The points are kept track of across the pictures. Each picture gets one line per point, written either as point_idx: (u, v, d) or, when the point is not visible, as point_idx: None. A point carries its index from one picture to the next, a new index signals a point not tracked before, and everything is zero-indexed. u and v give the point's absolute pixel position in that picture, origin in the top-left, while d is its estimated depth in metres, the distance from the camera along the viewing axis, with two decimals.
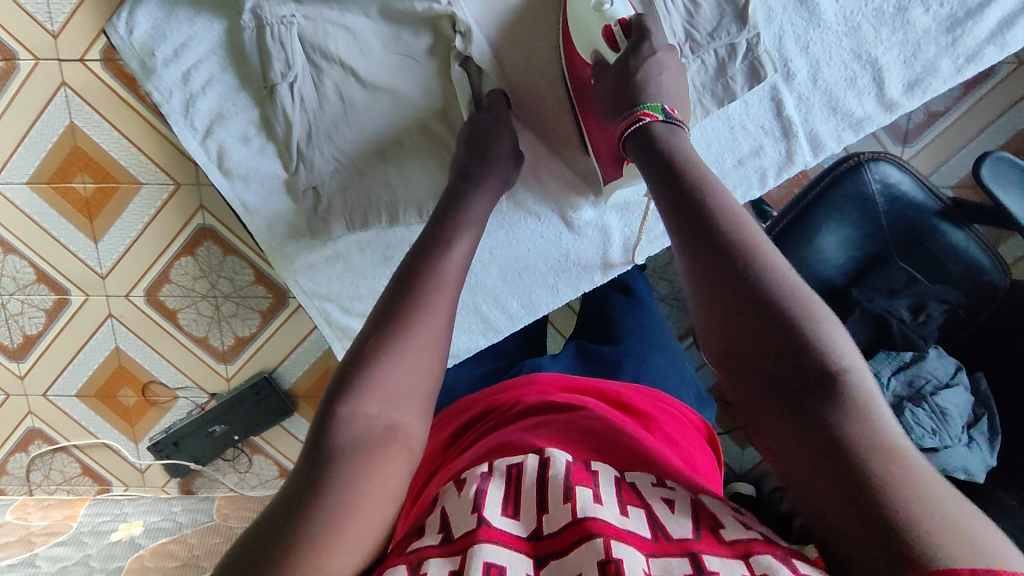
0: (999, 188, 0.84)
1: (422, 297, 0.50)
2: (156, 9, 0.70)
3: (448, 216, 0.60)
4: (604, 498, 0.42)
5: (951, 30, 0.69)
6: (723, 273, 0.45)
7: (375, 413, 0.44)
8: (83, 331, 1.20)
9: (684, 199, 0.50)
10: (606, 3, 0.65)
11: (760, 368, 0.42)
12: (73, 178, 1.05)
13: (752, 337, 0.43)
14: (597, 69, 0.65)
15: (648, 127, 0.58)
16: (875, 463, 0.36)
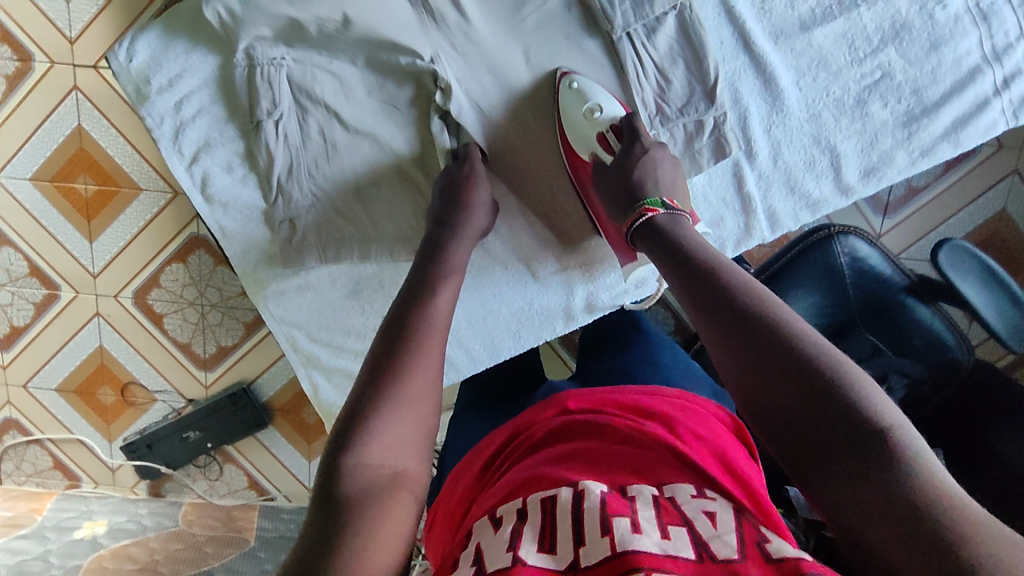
0: (955, 273, 0.88)
1: (412, 343, 0.51)
2: (155, 40, 0.73)
3: (430, 266, 0.61)
4: (643, 526, 0.38)
5: (906, 125, 0.73)
6: (751, 345, 0.46)
7: (377, 461, 0.44)
8: (71, 325, 1.23)
9: (703, 276, 0.52)
10: (596, 109, 0.71)
11: (801, 435, 0.42)
12: (76, 178, 1.12)
13: (788, 403, 0.43)
14: (595, 170, 0.71)
15: (653, 219, 0.61)
16: (945, 514, 0.35)
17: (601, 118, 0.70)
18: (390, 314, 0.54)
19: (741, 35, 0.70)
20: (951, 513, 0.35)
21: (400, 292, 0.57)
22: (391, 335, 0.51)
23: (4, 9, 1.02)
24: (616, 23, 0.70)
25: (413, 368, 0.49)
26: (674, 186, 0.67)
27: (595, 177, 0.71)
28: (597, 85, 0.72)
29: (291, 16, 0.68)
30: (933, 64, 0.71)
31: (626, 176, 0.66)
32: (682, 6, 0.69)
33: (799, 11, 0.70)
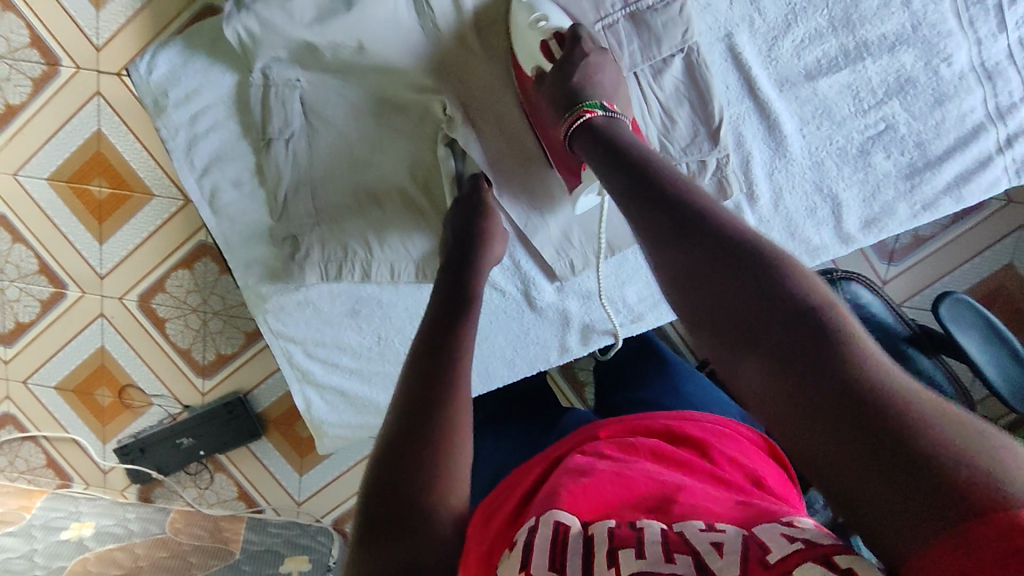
0: (957, 326, 0.88)
1: (438, 365, 0.52)
2: (176, 55, 0.75)
3: (458, 289, 0.62)
4: (647, 553, 0.36)
5: (909, 177, 0.73)
6: (689, 239, 0.44)
7: (419, 484, 0.44)
8: (76, 324, 1.24)
9: (642, 175, 0.50)
10: (543, 20, 0.67)
11: (736, 328, 0.40)
12: (91, 181, 1.13)
13: (727, 297, 0.41)
14: (539, 80, 0.67)
15: (591, 121, 0.59)
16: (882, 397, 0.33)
17: (546, 28, 0.66)
18: (419, 340, 0.56)
19: (747, 80, 0.71)
20: (888, 395, 0.33)
21: (427, 317, 0.58)
22: (421, 358, 0.53)
23: (26, 4, 1.02)
24: (624, 63, 0.69)
25: (443, 388, 0.50)
26: (617, 97, 0.64)
27: (538, 88, 0.67)
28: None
29: (308, 39, 0.69)
30: (937, 120, 0.71)
31: (569, 80, 0.62)
32: (690, 50, 0.70)
33: (805, 60, 0.71)
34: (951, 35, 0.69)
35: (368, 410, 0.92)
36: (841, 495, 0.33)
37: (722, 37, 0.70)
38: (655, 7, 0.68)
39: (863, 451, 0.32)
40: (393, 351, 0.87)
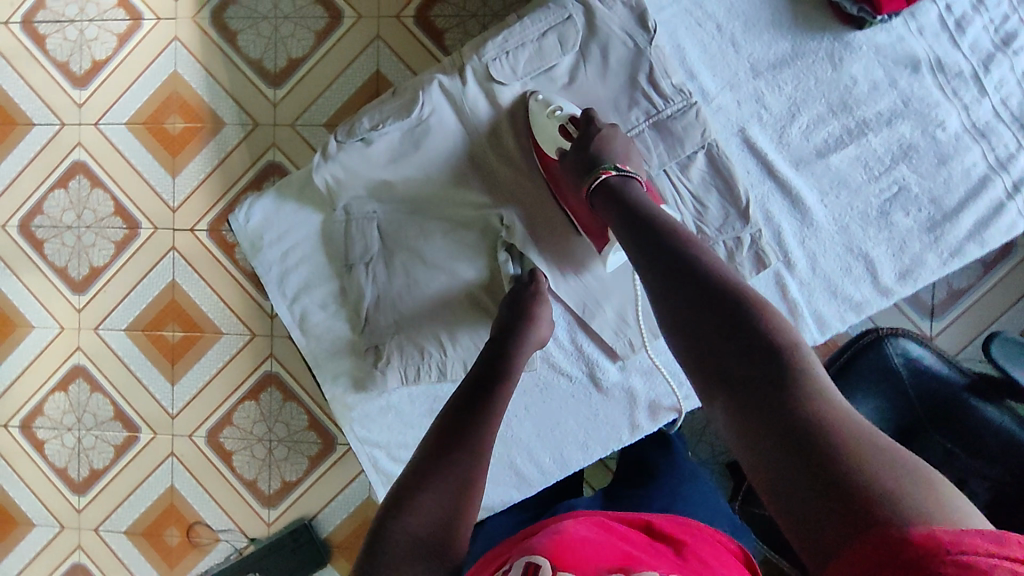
0: (1013, 365, 0.89)
1: (466, 428, 0.61)
2: (269, 204, 0.89)
3: (494, 367, 0.71)
4: None
5: (931, 230, 0.80)
6: (689, 298, 0.56)
7: (420, 529, 0.53)
8: (148, 463, 1.46)
9: (656, 246, 0.63)
10: (557, 108, 0.80)
11: (727, 365, 0.51)
12: (165, 327, 1.45)
13: (711, 339, 0.53)
14: (559, 154, 0.79)
15: (608, 181, 0.73)
16: (825, 430, 0.44)
17: (563, 115, 0.79)
18: (454, 400, 0.66)
19: (765, 165, 0.81)
20: (832, 434, 0.44)
21: (465, 384, 0.68)
22: (451, 415, 0.63)
23: (127, 193, 1.45)
24: (654, 163, 0.81)
25: (469, 446, 0.59)
26: (630, 156, 0.76)
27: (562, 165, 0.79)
28: (564, 98, 0.82)
29: (386, 177, 0.84)
30: (944, 176, 0.79)
31: (591, 158, 0.74)
32: (711, 145, 0.80)
33: (813, 141, 0.81)
34: (939, 105, 0.79)
35: None
36: (778, 490, 0.44)
37: (735, 131, 0.82)
38: (675, 115, 0.80)
39: (798, 466, 0.43)
40: None
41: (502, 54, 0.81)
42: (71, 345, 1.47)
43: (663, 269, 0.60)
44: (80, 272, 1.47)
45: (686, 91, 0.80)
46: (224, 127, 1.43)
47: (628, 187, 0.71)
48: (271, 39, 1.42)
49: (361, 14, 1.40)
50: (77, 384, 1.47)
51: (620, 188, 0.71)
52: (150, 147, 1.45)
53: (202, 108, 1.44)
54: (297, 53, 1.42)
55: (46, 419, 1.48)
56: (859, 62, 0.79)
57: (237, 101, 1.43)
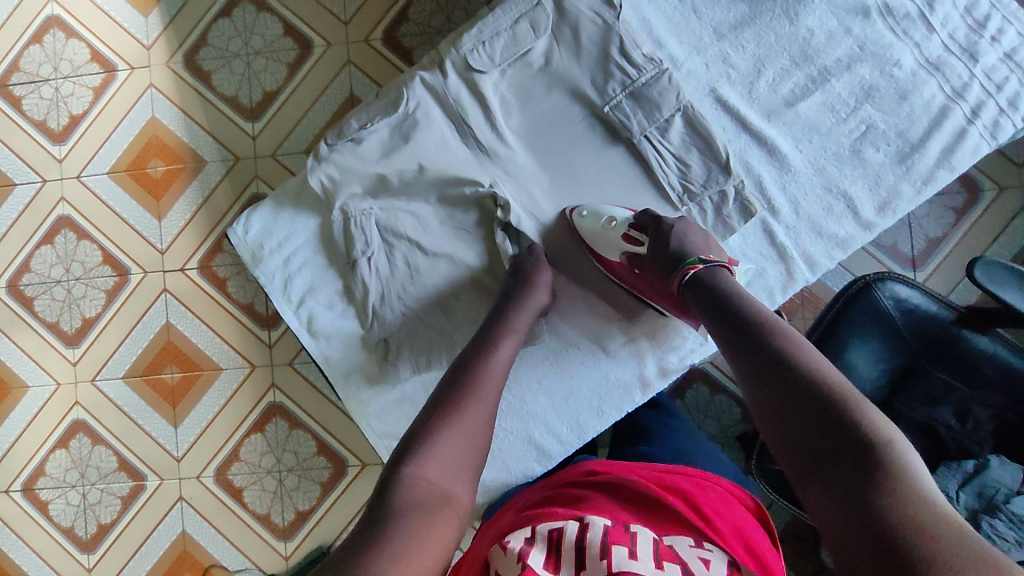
0: (997, 285, 0.93)
1: (471, 390, 0.67)
2: (267, 214, 0.92)
3: (492, 325, 0.77)
4: (639, 555, 0.52)
5: (903, 161, 0.84)
6: (788, 399, 0.59)
7: (434, 477, 0.58)
8: (158, 509, 1.44)
9: (746, 339, 0.66)
10: (613, 219, 0.84)
11: (818, 456, 0.54)
12: (164, 369, 1.45)
13: (805, 433, 0.56)
14: (633, 261, 0.82)
15: (697, 275, 0.74)
16: (909, 522, 0.46)
17: (619, 223, 0.83)
18: (455, 362, 0.71)
19: (739, 119, 0.85)
20: (916, 528, 0.45)
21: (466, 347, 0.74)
22: (450, 382, 0.68)
23: (115, 241, 1.46)
24: (635, 130, 0.85)
25: (473, 402, 0.65)
26: (706, 246, 0.79)
27: (635, 265, 0.82)
28: (611, 206, 0.86)
29: (380, 172, 0.86)
30: (907, 111, 0.84)
31: (671, 252, 0.77)
32: (686, 107, 0.84)
33: (781, 92, 0.85)
34: (893, 45, 0.83)
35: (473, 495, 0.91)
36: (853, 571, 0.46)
37: (707, 92, 0.86)
38: (649, 83, 0.84)
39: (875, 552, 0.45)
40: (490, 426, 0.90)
41: (478, 45, 0.85)
42: (69, 400, 1.46)
43: (759, 367, 0.63)
44: (72, 325, 1.47)
45: (656, 59, 0.84)
46: (205, 166, 1.46)
47: (718, 279, 0.74)
48: (245, 75, 1.46)
49: (331, 42, 1.44)
50: (78, 439, 1.45)
51: (710, 278, 0.73)
52: (134, 192, 1.46)
53: (182, 148, 1.46)
54: (272, 86, 1.45)
55: (50, 478, 1.46)
56: (814, 14, 0.84)
57: (217, 136, 1.46)
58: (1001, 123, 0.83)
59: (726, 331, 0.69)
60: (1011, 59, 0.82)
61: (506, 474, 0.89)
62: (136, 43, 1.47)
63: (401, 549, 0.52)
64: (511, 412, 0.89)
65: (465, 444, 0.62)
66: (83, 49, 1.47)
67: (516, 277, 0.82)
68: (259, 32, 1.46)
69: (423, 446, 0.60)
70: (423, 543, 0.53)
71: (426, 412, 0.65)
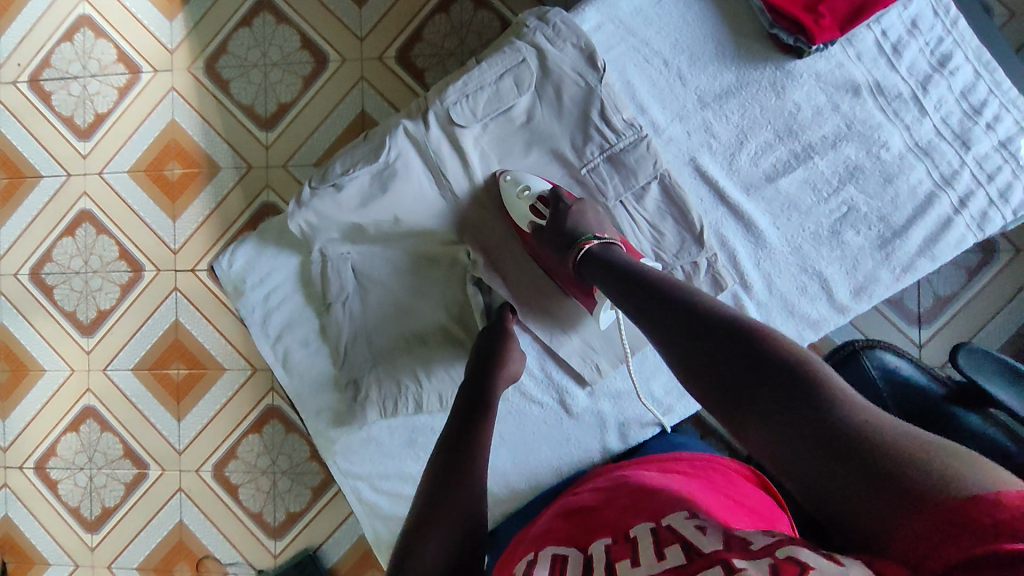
0: (979, 374, 0.89)
1: (468, 462, 0.66)
2: (250, 250, 0.93)
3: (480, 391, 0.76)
4: (641, 560, 0.47)
5: (882, 247, 0.82)
6: (695, 338, 0.57)
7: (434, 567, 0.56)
8: (157, 499, 1.50)
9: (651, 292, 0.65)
10: (527, 188, 0.85)
11: (734, 394, 0.52)
12: (170, 364, 1.50)
13: (718, 364, 0.54)
14: (535, 234, 0.84)
15: (590, 251, 0.76)
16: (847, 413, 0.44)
17: (531, 195, 0.84)
18: (447, 430, 0.72)
19: (717, 192, 0.85)
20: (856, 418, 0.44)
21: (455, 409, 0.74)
22: (443, 455, 0.68)
23: (131, 239, 1.52)
24: (610, 195, 0.86)
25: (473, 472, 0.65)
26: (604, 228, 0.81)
27: (537, 238, 0.84)
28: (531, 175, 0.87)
29: (356, 222, 0.87)
30: (891, 194, 0.82)
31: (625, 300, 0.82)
32: (663, 175, 0.84)
33: (762, 166, 0.84)
34: (882, 126, 0.81)
35: None
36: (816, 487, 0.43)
37: (687, 161, 0.85)
38: (626, 148, 0.84)
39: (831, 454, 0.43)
40: None
41: (462, 99, 0.84)
42: (82, 386, 1.53)
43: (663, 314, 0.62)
44: (88, 316, 1.53)
45: (636, 124, 0.84)
46: (220, 172, 1.49)
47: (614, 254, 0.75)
48: (261, 86, 1.49)
49: (346, 57, 1.46)
50: (87, 425, 1.52)
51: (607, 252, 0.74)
52: (152, 193, 1.51)
53: (200, 154, 1.50)
54: (287, 98, 1.48)
55: (60, 459, 1.53)
56: (801, 89, 0.82)
57: (232, 144, 1.49)
58: (989, 215, 0.81)
59: (628, 295, 0.67)
60: (1005, 148, 0.80)
61: None
62: (160, 47, 1.50)
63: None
64: None
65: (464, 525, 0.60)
66: (111, 50, 1.51)
67: (491, 337, 0.84)
68: (277, 44, 1.48)
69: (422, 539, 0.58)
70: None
71: (422, 496, 0.63)
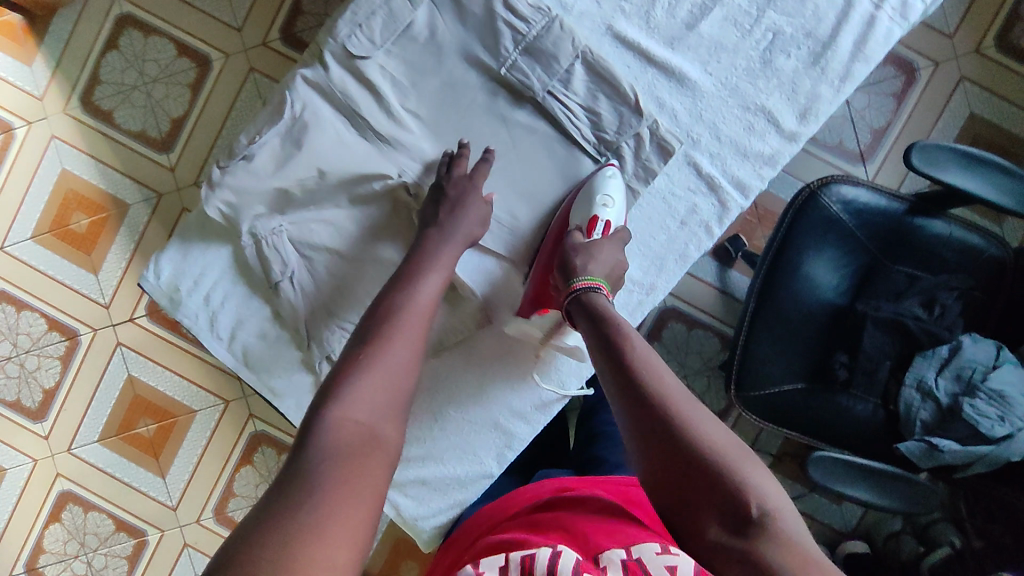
0: (937, 170, 0.87)
1: (380, 335, 0.63)
2: (175, 255, 0.86)
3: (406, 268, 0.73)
4: None
5: (816, 63, 0.80)
6: (661, 438, 0.55)
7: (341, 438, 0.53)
8: (165, 562, 1.41)
9: (618, 366, 0.63)
10: (606, 204, 0.78)
11: (700, 517, 0.51)
12: (138, 424, 1.40)
13: (683, 472, 0.53)
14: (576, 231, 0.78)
15: (581, 297, 0.72)
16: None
17: (603, 210, 0.78)
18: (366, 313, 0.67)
19: (642, 53, 0.81)
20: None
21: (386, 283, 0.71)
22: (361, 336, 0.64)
23: (53, 304, 1.38)
24: (536, 87, 0.81)
25: (389, 345, 0.62)
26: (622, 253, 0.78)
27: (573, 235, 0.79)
28: (614, 183, 0.79)
29: (279, 187, 0.81)
30: (812, 9, 0.79)
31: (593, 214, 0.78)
32: (584, 53, 0.80)
33: (680, 15, 0.81)
34: None
35: (454, 493, 0.86)
36: None
37: (605, 31, 0.82)
38: (541, 35, 0.80)
39: None
40: (453, 422, 0.86)
41: (356, 30, 0.80)
42: (50, 473, 1.40)
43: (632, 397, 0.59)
44: (35, 399, 1.40)
45: (543, 8, 0.80)
46: (129, 209, 1.37)
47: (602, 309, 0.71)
48: (148, 106, 1.36)
49: (228, 52, 1.35)
50: (69, 510, 1.40)
51: (594, 303, 0.71)
52: (63, 252, 1.38)
53: (101, 196, 1.37)
54: (177, 112, 1.37)
55: (51, 554, 1.41)
56: None
57: (132, 176, 1.37)
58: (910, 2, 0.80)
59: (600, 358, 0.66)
60: None
61: (480, 466, 0.87)
62: (25, 96, 1.35)
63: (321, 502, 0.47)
64: (472, 402, 0.86)
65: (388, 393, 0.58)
66: None
67: (434, 206, 0.78)
68: (152, 58, 1.36)
69: (342, 394, 0.56)
70: (347, 496, 0.48)
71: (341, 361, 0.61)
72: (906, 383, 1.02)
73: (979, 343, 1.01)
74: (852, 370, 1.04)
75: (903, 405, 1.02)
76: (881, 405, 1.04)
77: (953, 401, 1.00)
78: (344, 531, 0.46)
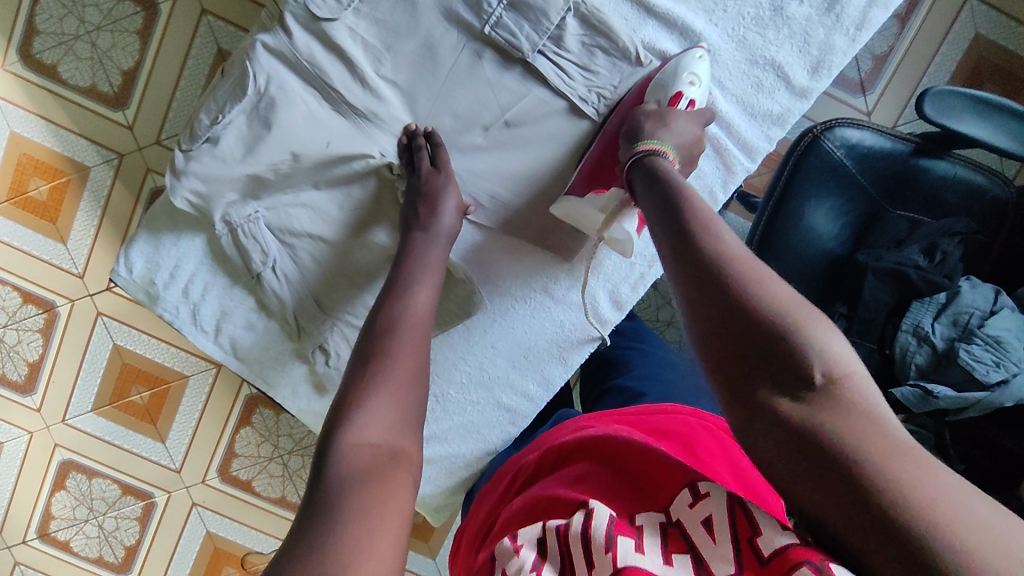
0: (950, 118, 0.83)
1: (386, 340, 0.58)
2: (146, 246, 0.80)
3: (407, 266, 0.68)
4: (647, 548, 0.42)
5: (831, 9, 0.75)
6: (709, 287, 0.45)
7: (363, 453, 0.48)
8: (176, 522, 1.39)
9: (672, 218, 0.52)
10: (695, 78, 0.72)
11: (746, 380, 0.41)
12: (131, 392, 1.34)
13: (733, 327, 0.43)
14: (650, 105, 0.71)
15: (639, 161, 0.62)
16: (869, 452, 0.35)
17: (695, 80, 0.71)
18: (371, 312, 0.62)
19: (641, 4, 0.76)
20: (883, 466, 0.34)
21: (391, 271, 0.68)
22: (371, 340, 0.58)
23: (19, 275, 1.27)
24: (525, 47, 0.74)
25: (394, 351, 0.57)
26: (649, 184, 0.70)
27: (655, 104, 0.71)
28: (698, 58, 0.73)
29: (250, 173, 0.74)
30: None
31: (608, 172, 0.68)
32: (577, 5, 0.73)
33: None
34: None
35: (459, 470, 0.86)
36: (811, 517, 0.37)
37: None
38: None
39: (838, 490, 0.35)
40: (454, 401, 0.85)
41: None
42: (48, 444, 1.35)
43: (684, 247, 0.49)
44: (20, 372, 1.32)
45: None
46: (91, 171, 1.23)
47: (656, 167, 0.60)
48: (95, 58, 1.19)
49: None
50: (73, 478, 1.36)
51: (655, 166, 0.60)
52: (25, 222, 1.25)
53: (58, 158, 1.22)
54: (129, 64, 1.20)
55: (60, 520, 1.38)
56: None
57: (82, 131, 1.22)
58: None
59: (656, 209, 0.55)
60: None
61: (484, 443, 0.86)
62: None
63: (356, 535, 0.40)
64: (473, 382, 0.84)
65: (402, 401, 0.53)
66: None
67: (414, 203, 0.73)
68: (93, 2, 1.18)
69: (356, 410, 0.51)
70: (379, 526, 0.42)
71: (348, 373, 0.55)
72: (903, 328, 0.98)
73: (981, 288, 0.97)
74: (851, 320, 1.01)
75: (898, 349, 0.98)
76: (876, 350, 1.01)
77: (949, 346, 0.95)
78: (387, 548, 0.41)
